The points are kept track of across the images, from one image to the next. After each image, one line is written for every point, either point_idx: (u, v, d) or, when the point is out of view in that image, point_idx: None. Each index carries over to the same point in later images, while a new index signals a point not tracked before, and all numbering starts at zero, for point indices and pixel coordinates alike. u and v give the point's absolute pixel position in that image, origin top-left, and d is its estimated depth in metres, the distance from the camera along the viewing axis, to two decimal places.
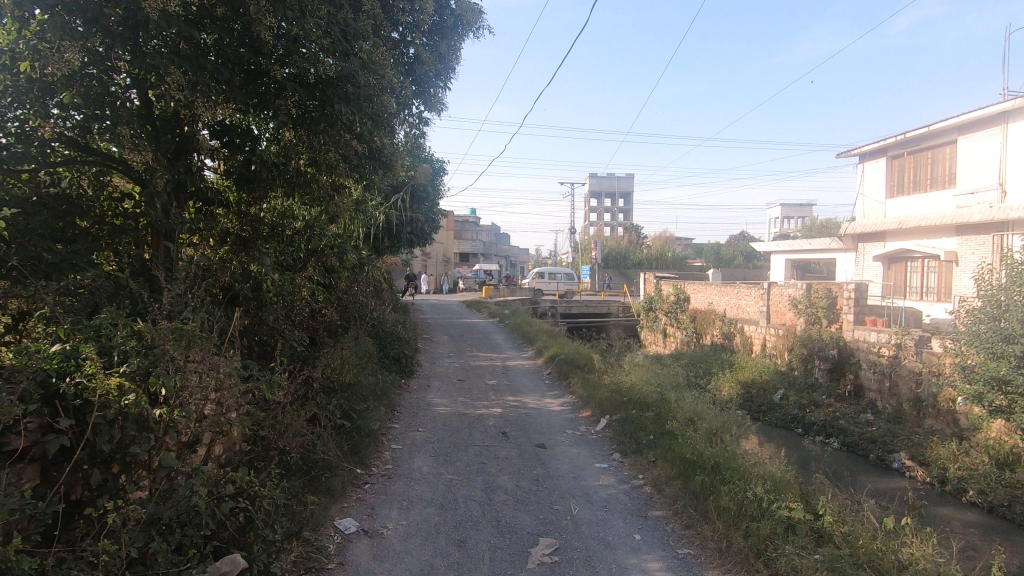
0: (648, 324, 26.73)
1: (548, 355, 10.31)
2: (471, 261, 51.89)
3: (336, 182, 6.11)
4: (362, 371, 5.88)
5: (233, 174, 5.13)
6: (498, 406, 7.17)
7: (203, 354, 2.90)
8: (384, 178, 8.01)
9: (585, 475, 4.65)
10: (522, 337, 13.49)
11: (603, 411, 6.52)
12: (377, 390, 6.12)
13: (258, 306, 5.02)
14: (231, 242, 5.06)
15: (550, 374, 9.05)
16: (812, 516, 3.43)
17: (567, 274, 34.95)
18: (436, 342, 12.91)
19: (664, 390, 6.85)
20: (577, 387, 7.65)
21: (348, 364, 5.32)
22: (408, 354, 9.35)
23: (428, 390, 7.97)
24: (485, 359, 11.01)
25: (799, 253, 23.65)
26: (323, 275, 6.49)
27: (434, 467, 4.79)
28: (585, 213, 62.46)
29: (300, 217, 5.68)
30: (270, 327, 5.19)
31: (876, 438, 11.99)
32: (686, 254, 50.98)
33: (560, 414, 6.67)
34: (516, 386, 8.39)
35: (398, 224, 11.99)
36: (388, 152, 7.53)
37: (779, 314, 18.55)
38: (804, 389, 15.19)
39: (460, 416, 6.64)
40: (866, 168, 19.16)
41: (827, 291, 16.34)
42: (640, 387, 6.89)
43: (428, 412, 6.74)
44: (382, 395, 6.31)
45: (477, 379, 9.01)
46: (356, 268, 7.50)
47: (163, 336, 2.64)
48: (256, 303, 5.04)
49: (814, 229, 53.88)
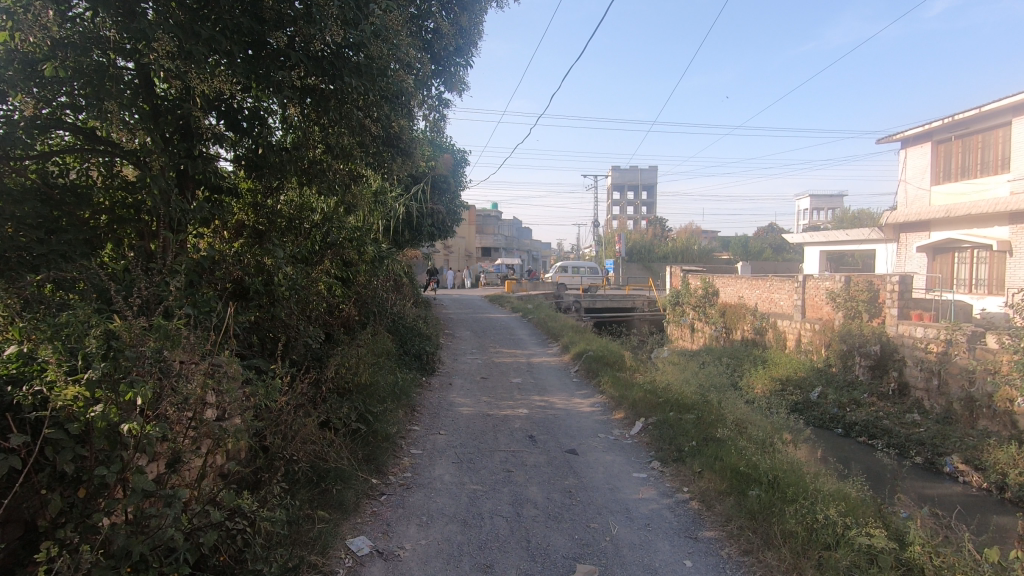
0: (675, 319, 26.05)
1: (575, 351, 9.86)
2: (493, 256, 51.51)
3: (353, 168, 5.79)
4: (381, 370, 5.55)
5: (245, 161, 4.83)
6: (524, 407, 6.76)
7: (190, 355, 2.55)
8: (403, 167, 7.64)
9: (622, 487, 4.21)
10: (547, 333, 13.05)
11: (637, 412, 6.06)
12: (395, 389, 5.77)
13: (271, 301, 4.72)
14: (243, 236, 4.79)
15: (577, 372, 8.60)
16: (898, 545, 2.93)
17: (591, 268, 34.38)
18: (458, 338, 12.56)
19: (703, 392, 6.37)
20: (608, 387, 7.20)
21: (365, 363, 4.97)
22: (429, 350, 8.99)
23: (450, 389, 7.59)
24: (509, 355, 10.61)
25: (834, 245, 22.70)
26: (342, 270, 6.31)
27: (457, 475, 4.40)
28: (608, 207, 61.68)
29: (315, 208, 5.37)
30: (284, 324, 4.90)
31: (924, 440, 11.26)
32: (713, 248, 49.83)
33: (591, 416, 6.23)
34: (542, 385, 7.97)
35: (419, 217, 11.65)
36: (407, 138, 7.14)
37: (815, 308, 17.76)
38: (843, 387, 14.44)
39: (484, 417, 6.25)
40: (908, 154, 18.19)
41: (868, 283, 15.50)
42: (678, 387, 6.40)
43: (450, 413, 6.37)
44: (399, 395, 5.94)
45: (501, 377, 8.61)
46: (375, 261, 7.13)
47: (139, 336, 2.28)
48: (269, 300, 4.75)
49: (846, 220, 52.16)
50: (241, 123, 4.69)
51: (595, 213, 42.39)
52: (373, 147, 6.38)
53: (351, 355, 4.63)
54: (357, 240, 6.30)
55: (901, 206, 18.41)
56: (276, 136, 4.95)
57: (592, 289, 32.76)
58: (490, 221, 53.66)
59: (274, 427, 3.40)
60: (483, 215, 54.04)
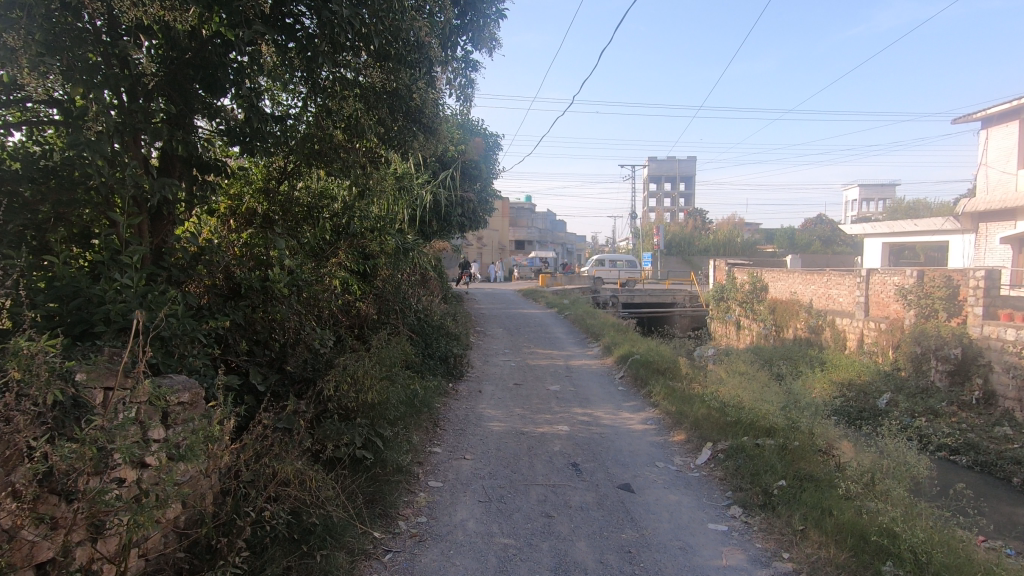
0: (720, 315, 24.68)
1: (619, 354, 8.83)
2: (527, 249, 50.49)
3: (367, 146, 5.88)
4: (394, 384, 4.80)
5: (226, 131, 4.15)
6: (565, 422, 5.81)
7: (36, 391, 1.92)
8: (426, 147, 6.83)
9: (697, 548, 3.21)
10: (586, 331, 12.02)
11: (702, 434, 5.04)
12: (413, 402, 4.99)
13: (266, 300, 4.28)
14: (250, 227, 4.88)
15: (623, 379, 7.60)
16: None
17: (629, 261, 33.06)
18: (490, 336, 11.66)
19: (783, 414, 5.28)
20: (663, 400, 6.19)
21: (379, 370, 4.15)
22: (456, 352, 8.13)
23: (479, 398, 6.73)
24: (545, 357, 9.69)
25: (899, 236, 20.85)
26: (359, 262, 6.18)
27: (484, 522, 3.49)
28: (645, 199, 59.74)
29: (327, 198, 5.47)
30: (284, 326, 4.31)
31: (1021, 459, 9.77)
32: (758, 241, 47.66)
33: (645, 438, 5.24)
34: (584, 394, 7.01)
35: (448, 206, 10.78)
36: (431, 113, 6.30)
37: (881, 305, 16.17)
38: (917, 395, 12.94)
39: (518, 436, 5.34)
40: (990, 135, 16.35)
41: (946, 278, 13.86)
42: (752, 405, 5.33)
43: (477, 429, 5.47)
44: (416, 409, 5.09)
45: (537, 383, 7.68)
46: (396, 253, 6.73)
47: None
48: (263, 299, 4.30)
49: (900, 211, 49.21)
50: (223, 86, 3.88)
51: (633, 205, 40.84)
52: (395, 125, 5.93)
53: (363, 370, 3.84)
54: (373, 232, 6.17)
55: (981, 192, 16.68)
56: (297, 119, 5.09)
57: (630, 284, 31.44)
58: (523, 214, 52.72)
59: (248, 462, 2.86)
60: (516, 208, 53.09)
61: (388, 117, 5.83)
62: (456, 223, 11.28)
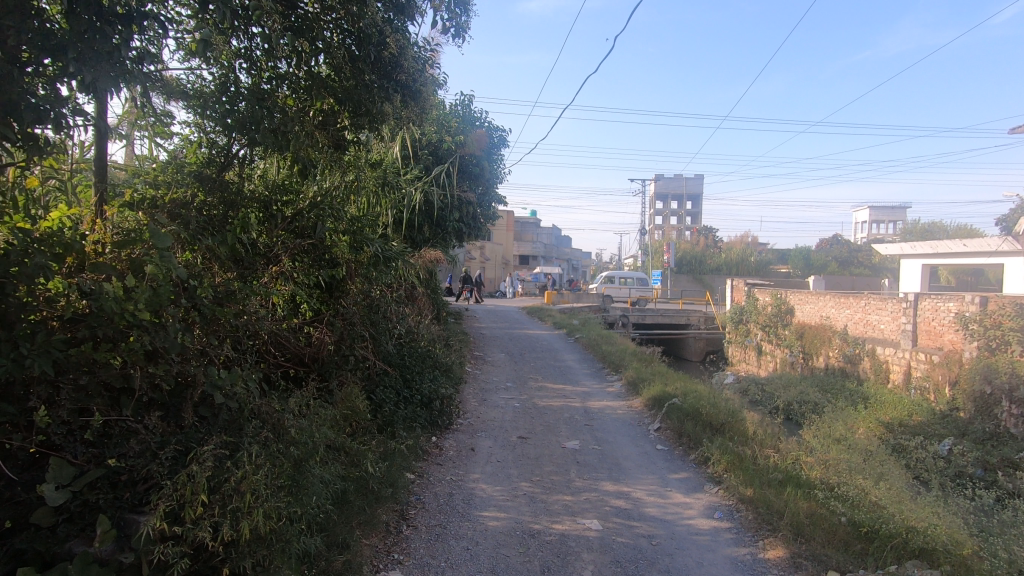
0: (738, 339, 22.81)
1: (651, 396, 7.00)
2: (531, 264, 48.75)
3: (322, 109, 4.66)
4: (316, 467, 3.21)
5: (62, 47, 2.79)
6: (593, 511, 3.98)
7: None
8: (407, 118, 5.26)
9: None
10: (602, 361, 10.20)
11: (815, 552, 3.22)
12: (346, 495, 3.33)
13: (124, 329, 2.69)
14: (176, 218, 3.78)
15: (661, 433, 5.79)
16: None
17: (640, 278, 31.19)
18: (489, 363, 9.88)
19: (936, 524, 3.42)
20: (731, 480, 4.34)
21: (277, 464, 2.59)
22: (444, 393, 6.34)
23: (470, 460, 4.94)
24: (556, 393, 7.90)
25: (941, 257, 18.95)
26: (323, 272, 4.78)
27: None
28: (652, 216, 57.93)
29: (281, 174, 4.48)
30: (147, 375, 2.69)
31: None
32: (771, 262, 45.81)
33: (721, 551, 3.40)
34: (614, 457, 5.16)
35: (442, 209, 9.04)
36: (412, 67, 4.83)
37: (930, 334, 14.37)
38: (985, 442, 11.00)
39: (522, 538, 3.51)
40: None
41: (1017, 306, 11.97)
42: (892, 518, 3.48)
43: (464, 526, 3.64)
44: (347, 502, 3.28)
45: (547, 434, 5.89)
46: (373, 263, 5.27)
47: None
48: (119, 330, 2.66)
49: (917, 231, 47.27)
50: None
51: (643, 222, 39.23)
52: (365, 79, 4.58)
53: (251, 473, 2.29)
54: (347, 234, 4.94)
55: None
56: (240, 94, 4.18)
57: (640, 303, 29.63)
58: (527, 229, 51.35)
59: None
60: (522, 224, 51.67)
61: (346, 64, 4.49)
62: (453, 230, 9.55)
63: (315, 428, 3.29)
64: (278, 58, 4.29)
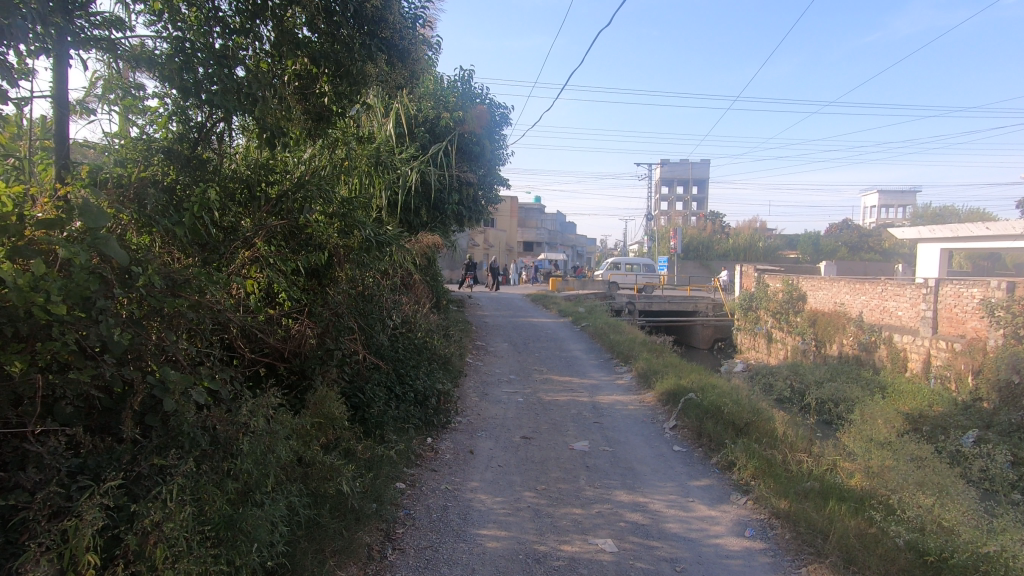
0: (747, 327, 22.24)
1: (665, 391, 6.49)
2: (535, 251, 48.08)
3: (297, 72, 4.10)
4: (276, 490, 2.82)
5: None
6: (607, 527, 3.49)
7: None
8: (390, 79, 4.75)
9: None
10: (610, 351, 9.68)
11: None
12: (314, 517, 2.93)
13: (43, 326, 2.23)
14: (137, 197, 3.18)
15: (678, 433, 5.29)
16: None
17: (646, 265, 30.59)
18: (492, 354, 9.41)
19: (1012, 550, 2.92)
20: (762, 491, 3.83)
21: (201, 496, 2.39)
22: (442, 388, 5.86)
23: (468, 465, 4.46)
24: (562, 386, 7.41)
25: (961, 241, 18.27)
26: (305, 260, 4.23)
27: None
28: (658, 202, 57.07)
29: (259, 141, 3.82)
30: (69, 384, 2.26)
31: None
32: (780, 248, 45.00)
33: None
34: (627, 461, 4.66)
35: (440, 190, 8.50)
36: (394, 19, 4.36)
37: (952, 322, 13.80)
38: (1011, 434, 10.48)
39: (526, 564, 3.03)
40: None
41: None
42: (959, 543, 2.97)
43: (459, 548, 3.16)
44: (314, 528, 2.90)
45: (553, 434, 5.40)
46: (365, 250, 4.64)
47: None
48: (39, 327, 2.20)
49: (929, 216, 46.30)
50: None
51: (649, 208, 38.50)
52: (341, 35, 4.10)
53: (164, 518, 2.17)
54: (337, 216, 4.32)
55: None
56: (204, 55, 3.52)
57: (646, 290, 29.05)
58: (531, 216, 50.72)
59: None
60: (526, 210, 50.97)
61: (321, 17, 4.00)
62: (452, 214, 9.01)
63: (277, 444, 2.85)
64: (257, 18, 3.77)
